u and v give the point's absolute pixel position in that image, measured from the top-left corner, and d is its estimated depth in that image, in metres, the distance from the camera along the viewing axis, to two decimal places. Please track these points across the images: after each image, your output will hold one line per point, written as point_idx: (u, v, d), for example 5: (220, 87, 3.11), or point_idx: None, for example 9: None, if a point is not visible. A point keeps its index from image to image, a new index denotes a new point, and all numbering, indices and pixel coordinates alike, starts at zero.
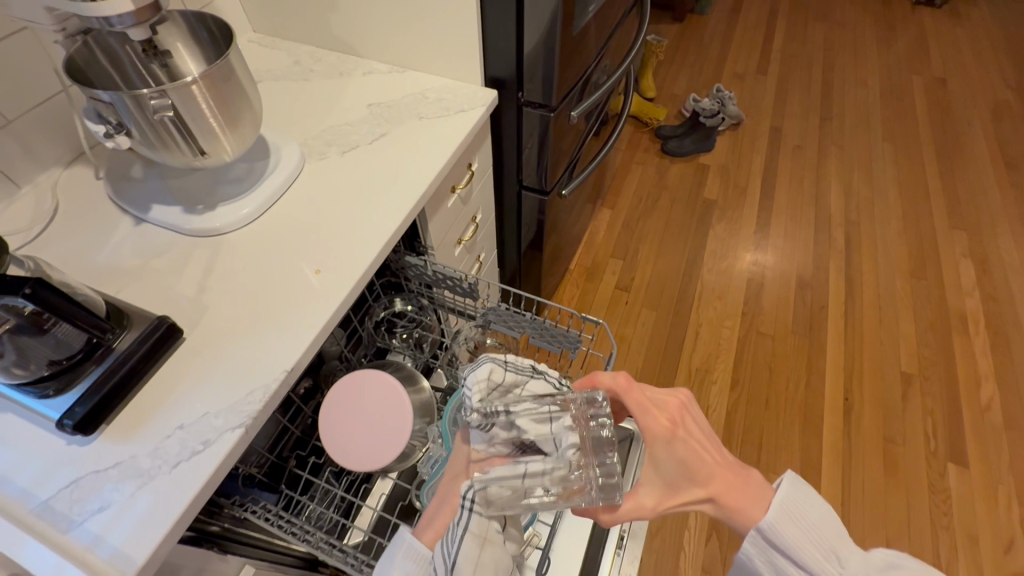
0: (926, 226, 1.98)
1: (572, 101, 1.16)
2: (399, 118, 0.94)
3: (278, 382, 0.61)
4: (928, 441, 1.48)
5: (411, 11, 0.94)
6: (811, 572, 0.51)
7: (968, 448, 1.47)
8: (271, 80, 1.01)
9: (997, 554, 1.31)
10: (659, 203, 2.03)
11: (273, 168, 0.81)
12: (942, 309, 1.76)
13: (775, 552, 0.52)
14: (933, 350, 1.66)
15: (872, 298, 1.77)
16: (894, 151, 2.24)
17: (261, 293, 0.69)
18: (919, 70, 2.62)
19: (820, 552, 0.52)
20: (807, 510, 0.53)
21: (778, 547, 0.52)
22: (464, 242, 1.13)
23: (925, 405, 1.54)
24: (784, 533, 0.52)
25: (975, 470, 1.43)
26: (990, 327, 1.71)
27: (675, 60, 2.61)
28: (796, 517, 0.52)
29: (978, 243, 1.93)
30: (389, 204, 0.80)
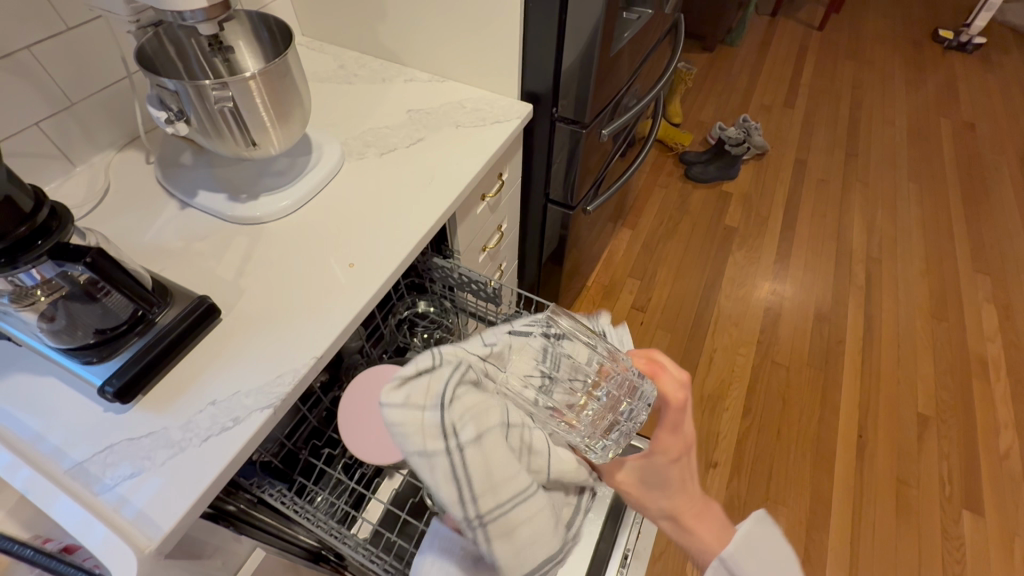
0: (949, 268, 1.96)
1: (604, 120, 1.19)
2: (437, 125, 0.97)
3: (307, 367, 0.63)
4: (943, 485, 1.45)
5: (456, 24, 0.98)
6: None
7: (985, 496, 1.44)
8: (316, 81, 1.05)
9: None
10: (679, 226, 2.04)
11: (313, 164, 0.84)
12: (962, 353, 1.73)
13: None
14: (951, 392, 1.64)
15: (891, 336, 1.76)
16: (919, 191, 2.23)
17: (296, 282, 0.72)
18: (947, 113, 2.63)
19: None
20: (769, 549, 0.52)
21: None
22: (488, 250, 1.15)
23: (941, 449, 1.51)
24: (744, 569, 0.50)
25: (991, 520, 1.40)
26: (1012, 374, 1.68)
27: (703, 88, 2.64)
28: (753, 551, 0.51)
29: (1002, 289, 1.91)
30: (423, 206, 0.83)
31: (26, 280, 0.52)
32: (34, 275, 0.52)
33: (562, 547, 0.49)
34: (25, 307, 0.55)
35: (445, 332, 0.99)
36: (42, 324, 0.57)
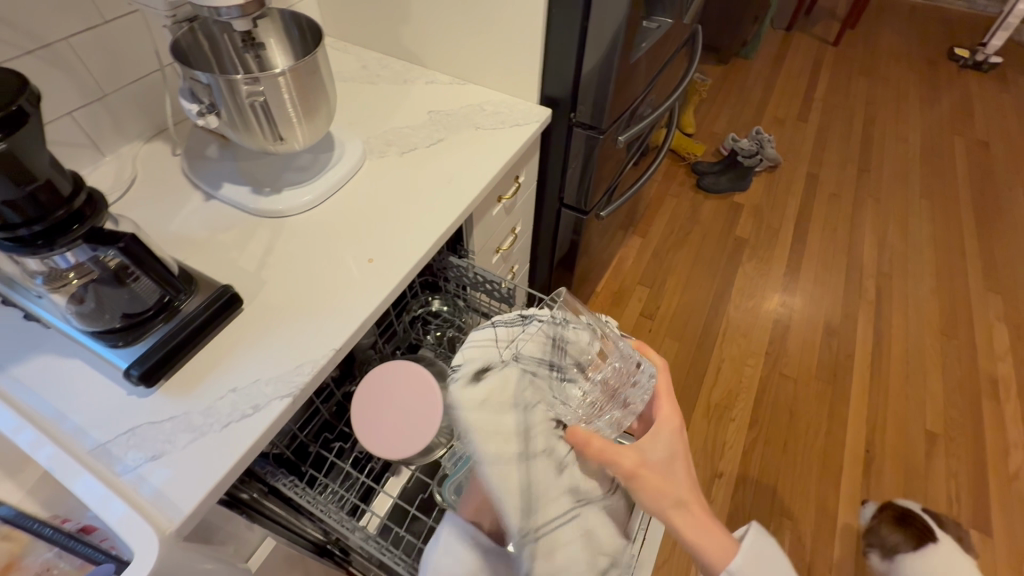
0: (961, 285, 1.96)
1: (620, 126, 1.20)
2: (457, 126, 0.98)
3: (326, 358, 0.64)
4: (951, 503, 1.44)
5: (479, 29, 1.00)
6: None
7: (993, 515, 1.42)
8: (339, 80, 1.07)
9: None
10: (689, 236, 2.05)
11: (336, 161, 0.86)
12: (972, 371, 1.72)
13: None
14: (961, 411, 1.62)
15: (901, 353, 1.75)
16: (932, 208, 2.23)
17: (316, 275, 0.73)
18: (961, 131, 2.62)
19: None
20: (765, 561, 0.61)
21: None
22: (501, 251, 1.16)
23: (948, 466, 1.50)
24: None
25: (999, 539, 1.38)
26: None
27: (717, 100, 2.66)
28: (758, 562, 0.60)
29: (1015, 308, 1.90)
30: (443, 205, 0.84)
31: (60, 263, 0.54)
32: (67, 258, 0.54)
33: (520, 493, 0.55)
34: (57, 289, 0.57)
35: (457, 331, 1.00)
36: (72, 306, 0.59)
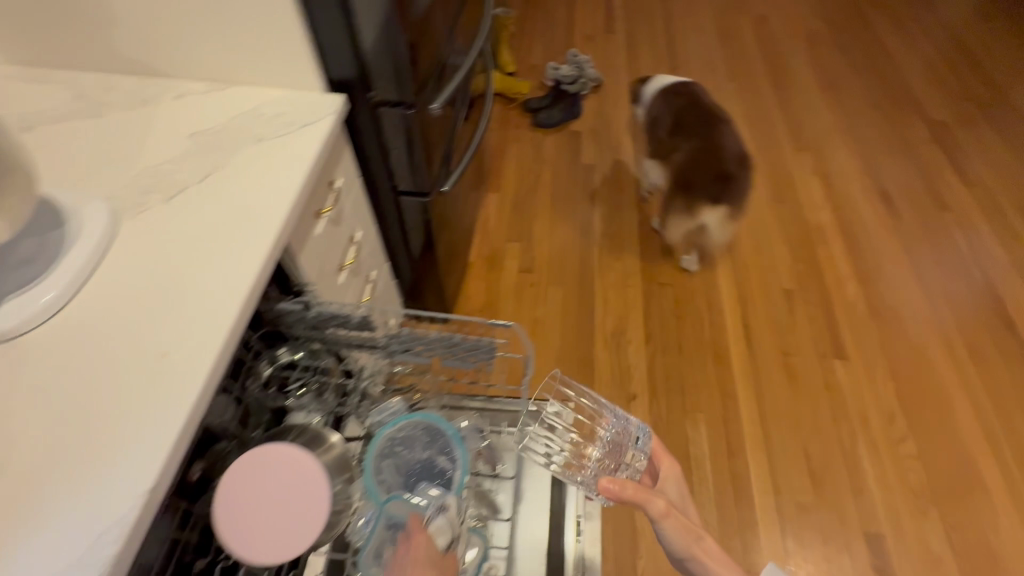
0: (776, 152, 2.18)
1: (432, 90, 1.08)
2: (233, 144, 0.80)
3: (136, 509, 0.49)
4: (816, 346, 1.64)
5: (215, 16, 0.80)
6: None
7: (848, 342, 1.66)
8: (51, 122, 0.81)
9: (886, 426, 1.51)
10: (542, 176, 2.03)
11: (71, 240, 0.64)
12: (804, 224, 1.95)
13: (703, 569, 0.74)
14: (806, 264, 1.83)
15: (750, 231, 1.91)
16: (738, 88, 2.43)
17: (91, 401, 0.55)
18: (742, 10, 2.86)
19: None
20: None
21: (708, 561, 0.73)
22: (347, 266, 1.02)
23: (807, 314, 1.71)
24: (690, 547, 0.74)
25: (855, 360, 1.62)
26: (844, 232, 1.92)
27: (528, 30, 2.61)
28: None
29: (820, 158, 2.17)
30: (240, 251, 0.67)
31: None
32: None
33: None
34: None
35: (326, 376, 0.83)
36: None
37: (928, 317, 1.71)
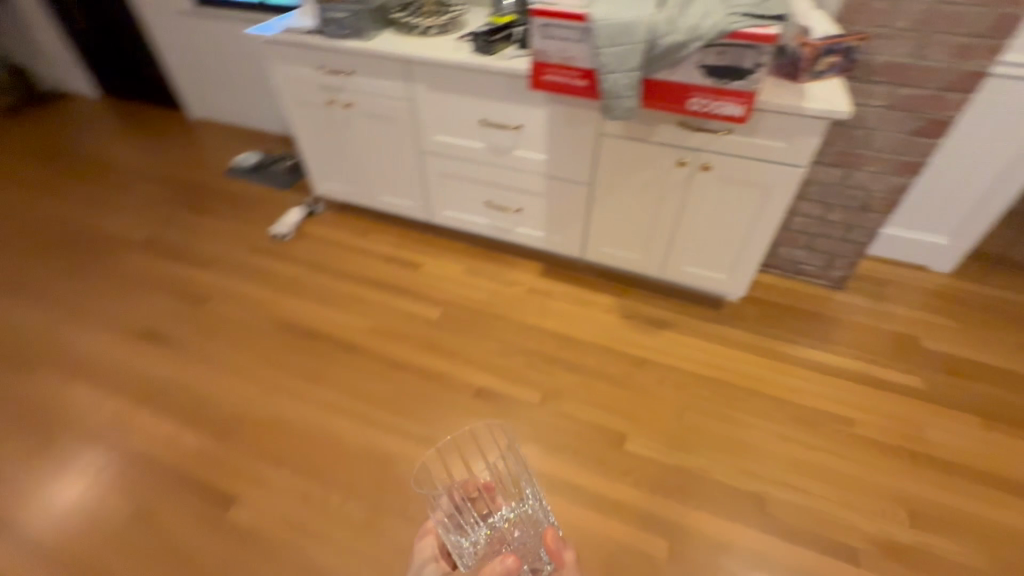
0: (21, 397, 1.77)
1: None
2: None
3: None
4: (210, 529, 1.46)
5: None
6: None
7: (233, 488, 1.54)
8: None
9: (314, 510, 1.49)
10: None
11: None
12: (108, 435, 1.67)
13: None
14: (95, 462, 1.60)
15: (12, 494, 1.53)
16: None
17: None
18: None
19: None
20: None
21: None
22: None
23: (179, 512, 1.49)
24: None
25: (250, 495, 1.52)
26: (107, 392, 1.78)
27: None
28: None
29: (74, 359, 1.89)
30: None
31: None
32: None
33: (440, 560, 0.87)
34: None
35: None
36: None
37: (224, 381, 1.81)
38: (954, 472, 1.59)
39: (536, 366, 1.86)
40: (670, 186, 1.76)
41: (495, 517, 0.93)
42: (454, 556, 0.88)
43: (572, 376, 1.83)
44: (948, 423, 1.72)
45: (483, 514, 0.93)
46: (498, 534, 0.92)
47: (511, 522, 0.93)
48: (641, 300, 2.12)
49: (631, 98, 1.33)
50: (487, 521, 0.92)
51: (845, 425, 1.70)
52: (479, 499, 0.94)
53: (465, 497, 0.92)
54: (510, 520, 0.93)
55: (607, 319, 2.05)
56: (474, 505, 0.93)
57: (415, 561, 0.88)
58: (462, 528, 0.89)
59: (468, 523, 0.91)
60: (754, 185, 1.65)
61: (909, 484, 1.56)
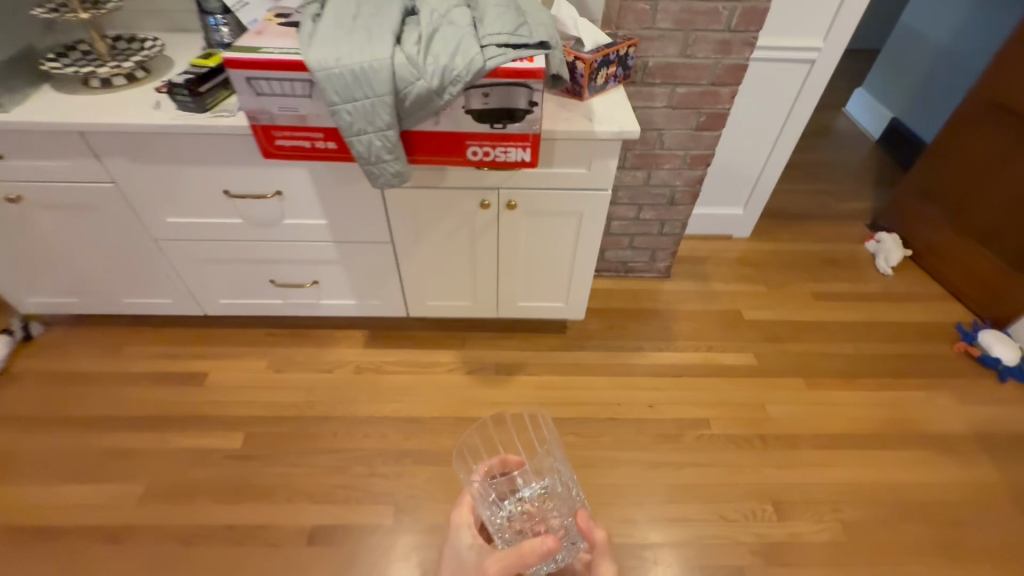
0: None
1: None
2: None
3: None
4: None
5: None
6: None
7: None
8: None
9: None
10: None
11: None
12: None
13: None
14: None
15: None
16: None
17: None
18: None
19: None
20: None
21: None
22: None
23: None
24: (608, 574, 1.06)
25: None
26: None
27: None
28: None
29: None
30: None
31: None
32: None
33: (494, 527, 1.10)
34: None
35: None
36: None
37: None
38: (797, 444, 1.67)
39: (380, 471, 1.54)
40: (482, 228, 1.53)
41: (524, 492, 1.16)
42: (498, 526, 1.10)
43: (426, 470, 1.55)
44: (784, 393, 1.82)
45: (514, 489, 1.16)
46: (535, 511, 1.14)
47: (536, 499, 1.15)
48: (485, 346, 1.90)
49: (395, 159, 1.03)
50: (521, 497, 1.15)
51: (703, 428, 1.69)
52: (513, 483, 1.16)
53: (495, 478, 1.13)
54: (534, 493, 1.16)
55: (452, 380, 1.80)
56: (507, 492, 1.15)
57: (453, 528, 1.08)
58: (507, 498, 1.14)
59: (507, 502, 1.14)
60: (568, 213, 1.49)
61: (767, 473, 1.60)
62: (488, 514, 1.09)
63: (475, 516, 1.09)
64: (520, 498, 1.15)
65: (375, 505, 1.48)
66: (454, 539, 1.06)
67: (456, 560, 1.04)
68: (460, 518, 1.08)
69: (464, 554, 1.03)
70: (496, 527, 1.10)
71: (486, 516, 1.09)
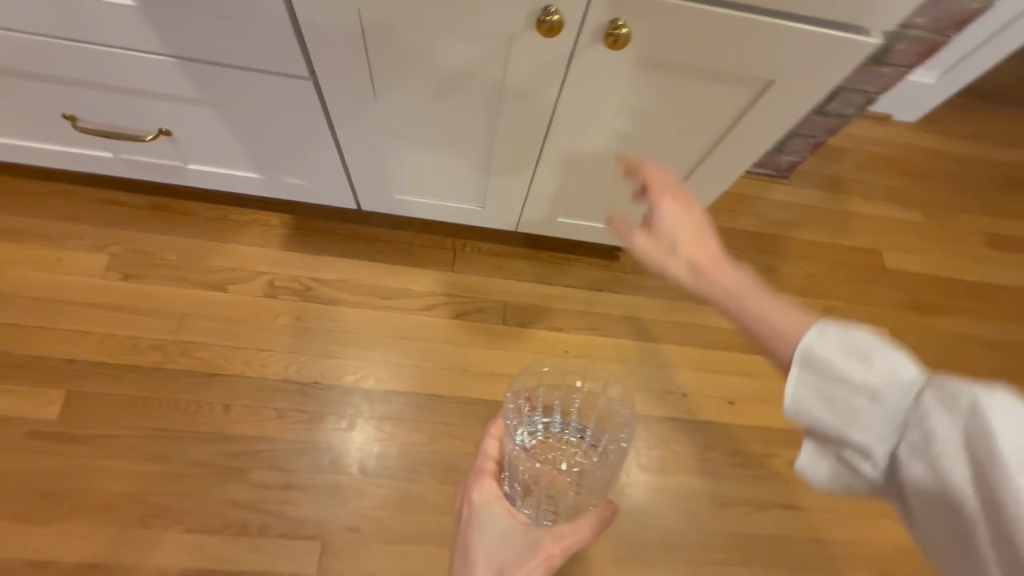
0: None
1: None
2: None
3: None
4: None
5: None
6: (851, 419, 0.38)
7: None
8: None
9: None
10: None
11: None
12: None
13: (820, 370, 0.40)
14: None
15: None
16: None
17: None
18: None
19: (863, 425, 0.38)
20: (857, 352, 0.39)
21: (832, 388, 0.39)
22: None
23: None
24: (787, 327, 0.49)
25: None
26: None
27: None
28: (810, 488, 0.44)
29: None
30: None
31: None
32: None
33: (512, 476, 0.67)
34: None
35: None
36: None
37: None
38: None
39: (298, 481, 0.95)
40: (526, 71, 0.66)
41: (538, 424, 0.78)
42: (514, 475, 0.67)
43: (375, 486, 0.97)
44: None
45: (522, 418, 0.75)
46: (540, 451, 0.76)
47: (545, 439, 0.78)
48: (484, 273, 1.17)
49: None
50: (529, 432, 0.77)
51: (800, 449, 1.14)
52: (521, 411, 0.74)
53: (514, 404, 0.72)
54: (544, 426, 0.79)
55: (428, 327, 1.10)
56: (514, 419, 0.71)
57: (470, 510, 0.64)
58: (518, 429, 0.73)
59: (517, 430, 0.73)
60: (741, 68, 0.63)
61: (875, 526, 1.11)
62: (512, 448, 0.68)
63: (498, 459, 0.68)
64: (524, 433, 0.75)
65: (285, 544, 0.91)
66: (470, 514, 0.64)
67: (492, 554, 0.59)
68: (482, 476, 0.67)
69: (502, 537, 0.61)
70: (515, 476, 0.67)
71: (507, 451, 0.68)
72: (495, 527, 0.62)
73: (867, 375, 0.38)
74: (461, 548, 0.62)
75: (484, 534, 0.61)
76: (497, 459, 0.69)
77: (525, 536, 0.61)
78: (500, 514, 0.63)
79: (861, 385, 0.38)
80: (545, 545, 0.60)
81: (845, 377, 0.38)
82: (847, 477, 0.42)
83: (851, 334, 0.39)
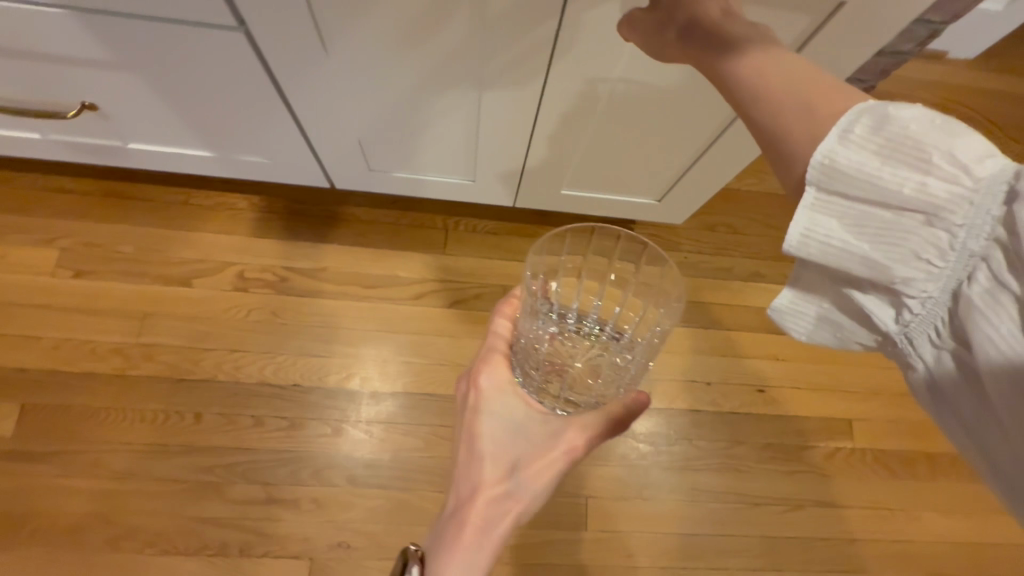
0: None
1: None
2: None
3: None
4: None
5: None
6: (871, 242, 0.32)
7: None
8: None
9: None
10: None
11: None
12: None
13: (835, 186, 0.32)
14: None
15: None
16: None
17: None
18: None
19: (883, 259, 0.32)
20: (899, 155, 0.31)
21: (873, 201, 0.32)
22: None
23: None
24: (824, 123, 0.34)
25: None
26: None
27: None
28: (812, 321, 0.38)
29: None
30: None
31: None
32: None
33: (528, 364, 0.52)
34: None
35: None
36: None
37: None
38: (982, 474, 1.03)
39: (281, 495, 0.86)
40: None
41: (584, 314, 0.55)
42: (533, 358, 0.52)
43: (367, 498, 0.88)
44: None
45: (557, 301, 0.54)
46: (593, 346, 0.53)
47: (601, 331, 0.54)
48: (477, 254, 1.03)
49: None
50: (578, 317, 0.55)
51: (837, 439, 1.02)
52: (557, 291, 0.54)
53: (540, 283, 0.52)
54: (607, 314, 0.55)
55: (419, 317, 0.98)
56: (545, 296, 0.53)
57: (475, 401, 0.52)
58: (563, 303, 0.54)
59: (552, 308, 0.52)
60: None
61: (923, 521, 1.00)
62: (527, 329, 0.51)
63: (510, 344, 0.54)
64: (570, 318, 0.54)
65: (269, 562, 0.83)
66: (477, 401, 0.52)
67: (506, 441, 0.51)
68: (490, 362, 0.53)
69: (517, 427, 0.51)
70: (531, 360, 0.52)
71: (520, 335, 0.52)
72: (508, 416, 0.51)
73: (912, 183, 0.31)
74: (466, 437, 0.52)
75: (495, 428, 0.51)
76: (510, 340, 0.55)
77: (542, 428, 0.51)
78: (514, 403, 0.52)
79: (898, 207, 0.31)
80: (566, 433, 0.51)
81: (877, 190, 0.31)
82: (844, 324, 0.37)
83: (901, 118, 0.31)
